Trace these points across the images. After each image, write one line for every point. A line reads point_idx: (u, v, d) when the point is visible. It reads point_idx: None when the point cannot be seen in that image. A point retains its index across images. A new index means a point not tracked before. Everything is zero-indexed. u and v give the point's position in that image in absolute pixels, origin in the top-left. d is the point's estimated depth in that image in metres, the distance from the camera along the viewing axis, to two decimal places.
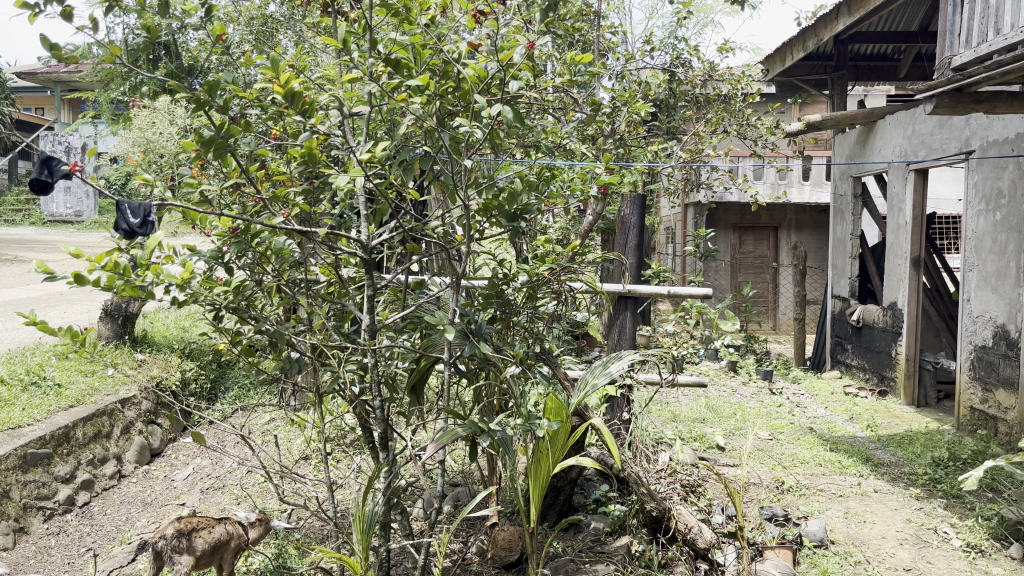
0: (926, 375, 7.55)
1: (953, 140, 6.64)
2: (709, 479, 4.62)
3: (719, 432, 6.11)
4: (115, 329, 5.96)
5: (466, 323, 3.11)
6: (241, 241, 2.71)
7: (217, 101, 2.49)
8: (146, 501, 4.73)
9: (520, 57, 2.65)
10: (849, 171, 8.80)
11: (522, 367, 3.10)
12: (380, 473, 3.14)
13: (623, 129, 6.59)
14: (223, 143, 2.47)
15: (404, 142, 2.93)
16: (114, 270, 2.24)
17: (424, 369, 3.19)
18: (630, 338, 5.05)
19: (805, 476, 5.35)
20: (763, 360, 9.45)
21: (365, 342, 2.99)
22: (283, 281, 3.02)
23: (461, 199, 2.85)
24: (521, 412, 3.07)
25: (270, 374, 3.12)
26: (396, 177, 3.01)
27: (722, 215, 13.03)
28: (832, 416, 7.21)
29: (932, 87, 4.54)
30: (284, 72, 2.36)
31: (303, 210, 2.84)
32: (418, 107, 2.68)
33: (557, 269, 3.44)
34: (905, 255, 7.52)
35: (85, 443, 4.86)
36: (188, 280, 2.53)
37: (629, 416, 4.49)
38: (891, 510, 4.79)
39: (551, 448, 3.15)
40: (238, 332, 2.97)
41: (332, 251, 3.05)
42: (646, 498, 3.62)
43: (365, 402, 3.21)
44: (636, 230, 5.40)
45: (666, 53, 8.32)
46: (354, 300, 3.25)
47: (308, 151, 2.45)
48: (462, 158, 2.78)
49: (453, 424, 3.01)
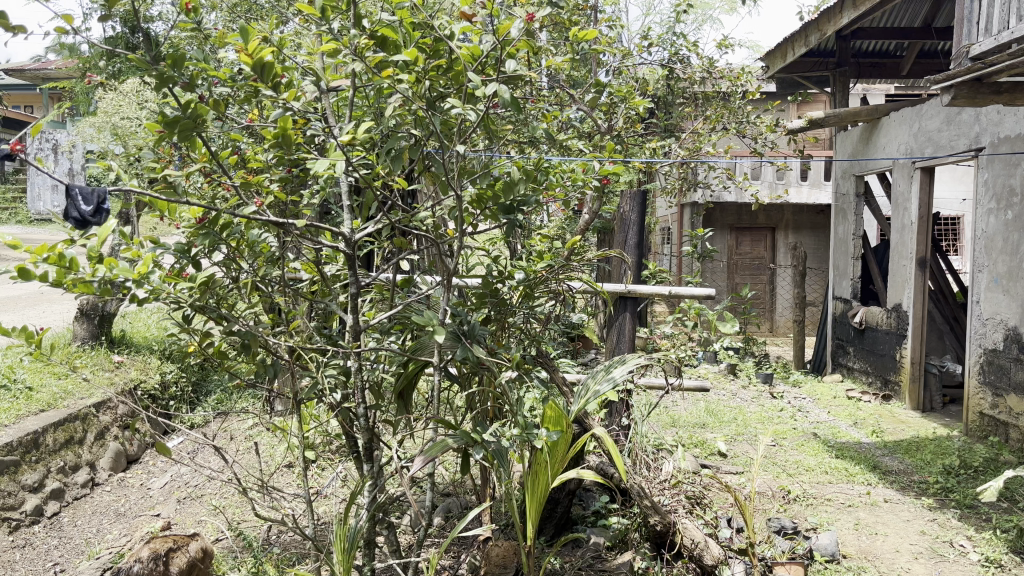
0: (932, 379, 7.36)
1: (962, 137, 6.44)
2: (713, 488, 4.41)
3: (721, 439, 5.89)
4: (91, 330, 5.69)
5: (458, 324, 2.86)
6: (209, 230, 2.43)
7: (183, 78, 2.26)
8: (119, 511, 4.47)
9: (519, 33, 2.42)
10: (851, 169, 8.61)
11: (519, 373, 2.86)
12: (364, 487, 2.88)
13: (620, 125, 6.36)
14: (189, 124, 2.22)
15: (391, 127, 2.70)
16: (59, 263, 1.98)
17: (412, 374, 2.96)
18: (629, 340, 4.82)
19: (811, 485, 5.13)
20: (762, 363, 9.23)
21: (348, 345, 2.74)
22: (260, 277, 2.78)
23: (453, 190, 2.61)
24: (517, 421, 2.85)
25: (244, 380, 2.85)
26: (383, 167, 2.78)
27: (719, 215, 12.85)
28: (836, 421, 6.99)
29: (950, 78, 4.35)
30: (254, 41, 2.09)
31: (279, 199, 2.59)
32: (406, 86, 2.44)
33: (557, 266, 3.17)
34: (910, 256, 7.32)
35: (55, 450, 4.60)
36: (146, 275, 2.22)
37: (628, 422, 4.28)
38: (904, 521, 4.59)
39: (549, 460, 2.93)
40: (209, 333, 2.70)
41: (313, 245, 2.81)
42: (650, 511, 3.40)
43: (349, 410, 2.97)
44: (636, 227, 5.18)
45: (664, 49, 8.13)
46: (337, 299, 3.00)
47: (282, 130, 2.19)
48: (456, 145, 2.56)
49: (443, 434, 2.76)
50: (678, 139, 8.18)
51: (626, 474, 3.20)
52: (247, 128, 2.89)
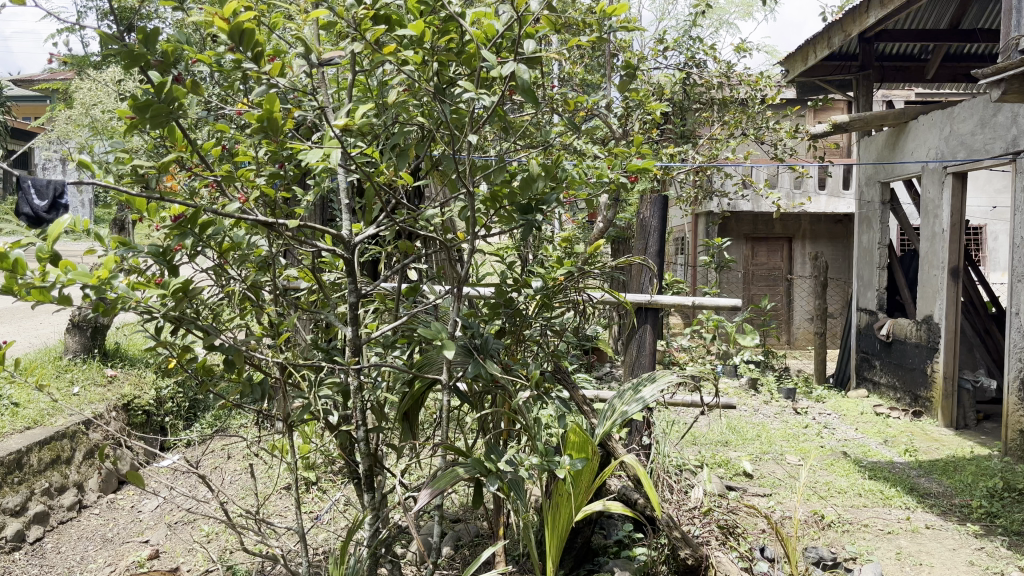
0: (965, 395, 6.99)
1: (998, 140, 6.11)
2: (744, 514, 4.08)
3: (745, 458, 5.56)
4: (83, 343, 5.43)
5: (469, 337, 2.58)
6: (186, 229, 2.13)
7: (157, 55, 1.99)
8: (106, 537, 4.18)
9: (539, 4, 2.14)
10: (876, 176, 8.28)
11: (538, 393, 2.55)
12: (364, 520, 2.58)
13: (635, 130, 6.09)
14: (163, 108, 1.95)
15: (395, 119, 2.42)
16: (3, 265, 1.74)
17: (419, 393, 2.67)
18: (650, 354, 4.50)
19: (845, 509, 4.79)
20: (784, 378, 8.88)
21: (346, 360, 2.46)
22: (249, 285, 2.52)
23: (466, 185, 2.33)
24: (536, 447, 2.56)
25: (232, 399, 2.56)
26: (388, 163, 2.50)
27: (735, 224, 12.56)
28: (865, 439, 6.63)
29: (1001, 71, 3.98)
30: (230, 3, 1.80)
31: (270, 195, 2.31)
32: (411, 66, 2.15)
33: (577, 272, 2.91)
34: (941, 266, 6.97)
35: (40, 471, 4.32)
36: (108, 280, 1.95)
37: (650, 441, 3.97)
38: (950, 551, 4.24)
39: (572, 490, 2.64)
40: (190, 346, 2.42)
41: (308, 250, 2.53)
42: (680, 543, 3.10)
43: (348, 432, 2.68)
44: (656, 234, 4.97)
45: (680, 53, 7.88)
46: (336, 310, 2.72)
47: (267, 109, 1.89)
48: (468, 135, 2.28)
49: (452, 461, 2.47)
50: (695, 144, 7.91)
51: (660, 506, 2.85)
52: (238, 120, 2.63)
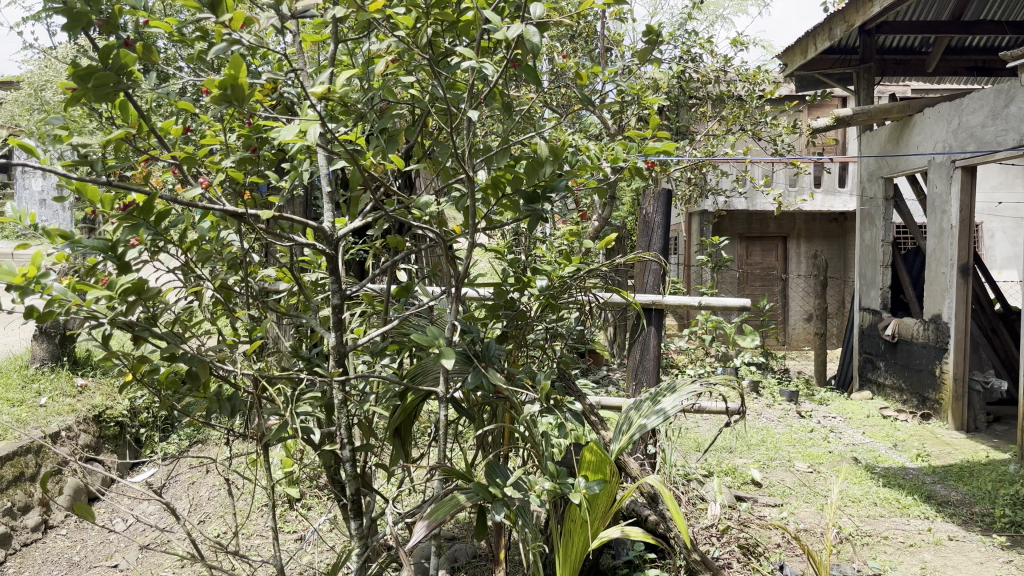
0: (976, 397, 6.75)
1: (1011, 131, 5.89)
2: (757, 527, 3.80)
3: (753, 466, 5.30)
4: (51, 351, 5.09)
5: (468, 344, 2.31)
6: (138, 219, 1.81)
7: (103, 14, 1.68)
8: (74, 561, 3.87)
9: None
10: (879, 171, 8.06)
11: (547, 406, 2.29)
12: (351, 550, 2.30)
13: (630, 125, 5.83)
14: (109, 77, 1.64)
15: (383, 95, 2.12)
16: None
17: (411, 407, 2.34)
18: (654, 358, 4.22)
19: (861, 520, 4.53)
20: (784, 380, 8.63)
21: (330, 371, 2.17)
22: (219, 287, 2.22)
23: (467, 169, 2.03)
24: (545, 465, 2.28)
25: (199, 415, 2.26)
26: (376, 148, 2.19)
27: (728, 223, 12.34)
28: (874, 442, 6.38)
29: None
30: None
31: (240, 183, 2.01)
32: (403, 30, 1.86)
33: (585, 271, 2.65)
34: (950, 262, 6.75)
35: (2, 489, 3.99)
36: (38, 280, 1.64)
37: (657, 451, 3.70)
38: (977, 564, 4.00)
39: (587, 514, 2.33)
40: (149, 356, 2.11)
41: (285, 245, 2.24)
42: (699, 567, 2.71)
43: (332, 451, 2.39)
44: (659, 230, 4.67)
45: (676, 46, 7.62)
46: (318, 313, 2.43)
47: (230, 72, 1.60)
48: (468, 112, 2.00)
49: (452, 484, 2.19)
50: (692, 140, 7.65)
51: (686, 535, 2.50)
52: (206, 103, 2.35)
